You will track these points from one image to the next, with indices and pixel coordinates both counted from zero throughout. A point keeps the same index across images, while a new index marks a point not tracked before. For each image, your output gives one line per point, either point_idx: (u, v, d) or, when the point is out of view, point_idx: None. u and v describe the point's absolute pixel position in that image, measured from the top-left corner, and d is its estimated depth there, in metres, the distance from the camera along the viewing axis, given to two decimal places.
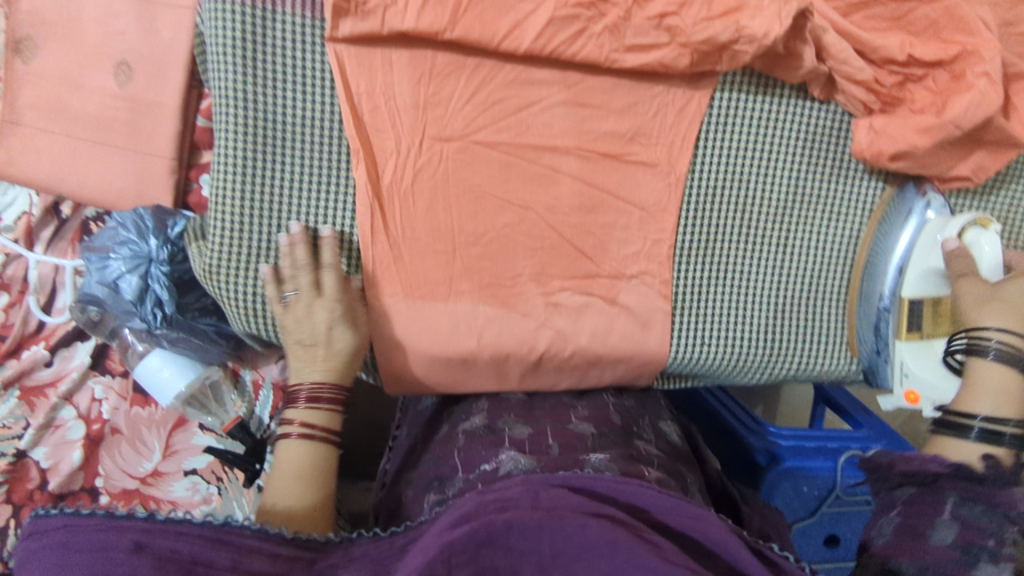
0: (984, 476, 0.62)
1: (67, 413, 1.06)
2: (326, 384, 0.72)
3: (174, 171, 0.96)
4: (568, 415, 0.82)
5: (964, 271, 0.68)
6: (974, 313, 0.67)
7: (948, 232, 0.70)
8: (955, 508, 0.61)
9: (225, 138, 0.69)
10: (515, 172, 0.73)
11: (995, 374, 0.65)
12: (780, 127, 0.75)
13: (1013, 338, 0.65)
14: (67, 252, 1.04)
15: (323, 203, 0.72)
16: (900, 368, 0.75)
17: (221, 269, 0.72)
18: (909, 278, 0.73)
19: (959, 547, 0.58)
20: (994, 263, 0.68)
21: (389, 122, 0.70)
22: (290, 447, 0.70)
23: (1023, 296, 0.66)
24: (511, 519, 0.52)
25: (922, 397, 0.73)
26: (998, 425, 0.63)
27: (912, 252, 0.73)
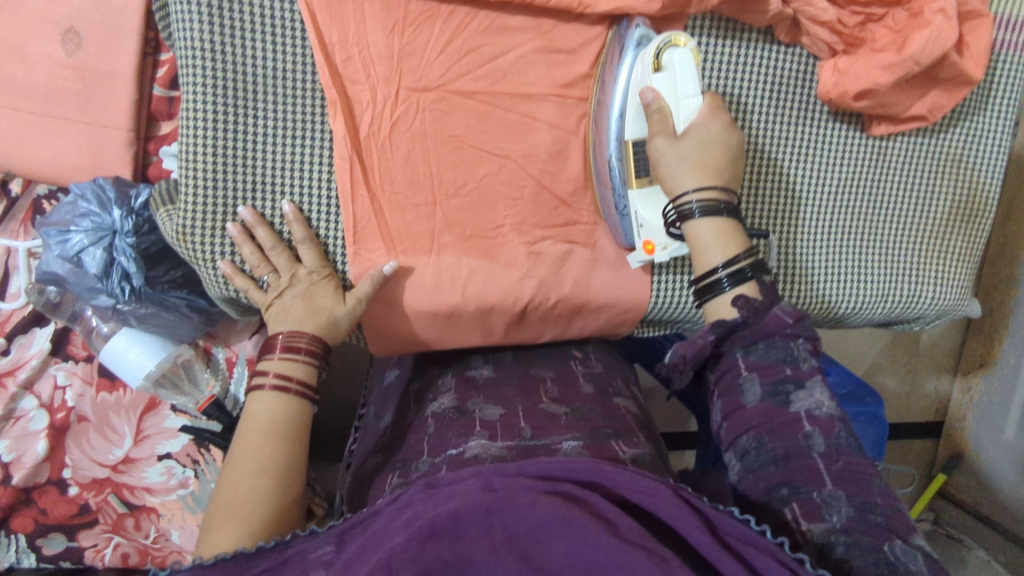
0: (745, 322, 0.64)
1: (29, 403, 1.01)
2: (302, 332, 0.68)
3: (132, 144, 0.91)
4: (538, 395, 0.85)
5: (659, 132, 0.67)
6: (677, 175, 0.68)
7: (647, 59, 0.68)
8: (746, 359, 0.63)
9: (192, 90, 0.67)
10: (493, 121, 0.73)
11: (708, 229, 0.67)
12: (747, 71, 0.77)
13: (708, 193, 0.67)
14: (19, 232, 0.99)
15: (298, 156, 0.70)
16: (635, 219, 0.73)
17: (195, 230, 0.69)
18: (629, 120, 0.70)
19: (766, 394, 0.61)
20: (689, 79, 0.68)
21: (364, 73, 0.69)
22: (265, 400, 0.65)
23: (706, 137, 0.68)
24: (456, 509, 0.48)
25: (657, 245, 0.73)
26: (735, 273, 0.65)
27: (630, 87, 0.70)
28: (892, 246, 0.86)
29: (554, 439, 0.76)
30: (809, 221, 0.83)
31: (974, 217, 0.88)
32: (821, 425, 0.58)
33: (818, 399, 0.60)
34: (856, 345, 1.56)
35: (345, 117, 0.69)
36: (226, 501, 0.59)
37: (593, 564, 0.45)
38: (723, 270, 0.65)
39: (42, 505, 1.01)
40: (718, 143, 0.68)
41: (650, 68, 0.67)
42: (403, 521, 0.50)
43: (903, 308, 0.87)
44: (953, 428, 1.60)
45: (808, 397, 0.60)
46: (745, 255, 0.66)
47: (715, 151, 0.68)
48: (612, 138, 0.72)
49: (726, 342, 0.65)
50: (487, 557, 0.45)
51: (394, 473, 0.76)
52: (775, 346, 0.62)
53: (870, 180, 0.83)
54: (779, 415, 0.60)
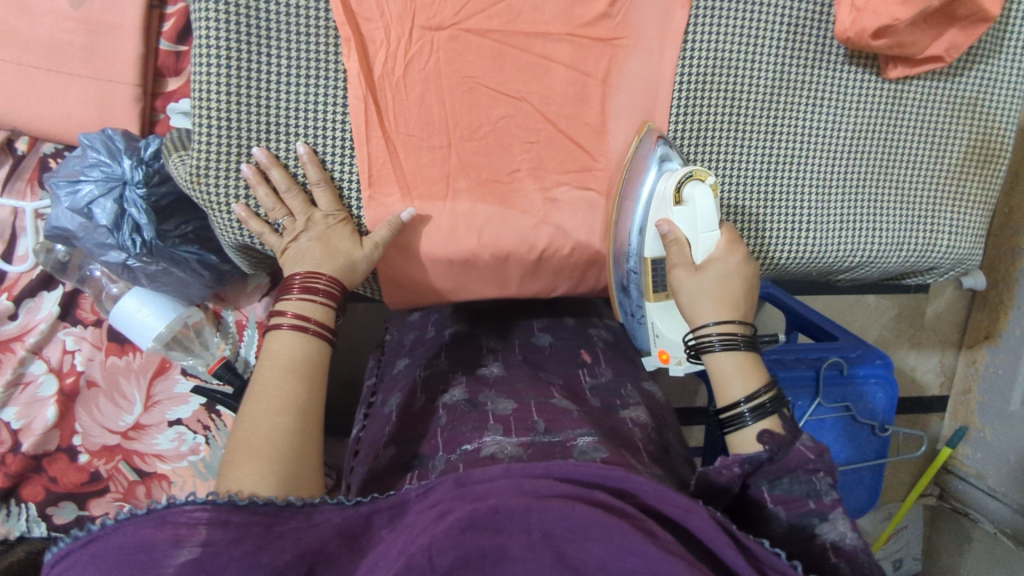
0: (771, 459, 0.54)
1: (37, 368, 1.00)
2: (320, 272, 0.68)
3: (139, 100, 0.91)
4: (550, 392, 0.82)
5: (677, 262, 0.69)
6: (697, 306, 0.67)
7: (666, 189, 0.71)
8: (769, 493, 0.55)
9: (204, 28, 0.66)
10: (507, 63, 0.73)
11: (727, 363, 0.64)
12: (764, 12, 0.76)
13: (726, 326, 0.65)
14: (26, 193, 0.98)
15: (312, 96, 0.70)
16: (652, 329, 0.76)
17: (208, 173, 0.68)
18: (647, 239, 0.73)
19: (790, 526, 0.55)
20: (709, 217, 0.69)
21: (377, 11, 0.69)
22: (285, 338, 0.65)
23: (723, 271, 0.67)
24: (495, 504, 0.46)
25: (672, 356, 0.75)
26: (757, 407, 0.60)
27: (648, 208, 0.73)
28: (909, 193, 0.86)
29: (568, 436, 0.70)
30: (825, 167, 0.82)
31: (989, 163, 0.87)
32: (846, 555, 0.54)
33: (843, 530, 0.54)
34: (863, 318, 1.55)
35: (359, 55, 0.69)
36: (247, 437, 0.58)
37: (631, 573, 0.43)
38: (743, 403, 0.61)
39: (52, 473, 1.00)
40: (738, 275, 0.68)
41: (671, 200, 0.70)
42: (433, 514, 0.48)
43: (920, 256, 0.87)
44: (959, 403, 1.59)
45: (834, 528, 0.55)
46: (765, 389, 0.61)
47: (733, 284, 0.67)
48: (632, 254, 0.76)
49: (754, 475, 0.55)
50: (522, 552, 0.44)
51: (412, 474, 0.71)
52: (797, 480, 0.54)
53: (887, 125, 0.83)
54: (809, 548, 0.55)
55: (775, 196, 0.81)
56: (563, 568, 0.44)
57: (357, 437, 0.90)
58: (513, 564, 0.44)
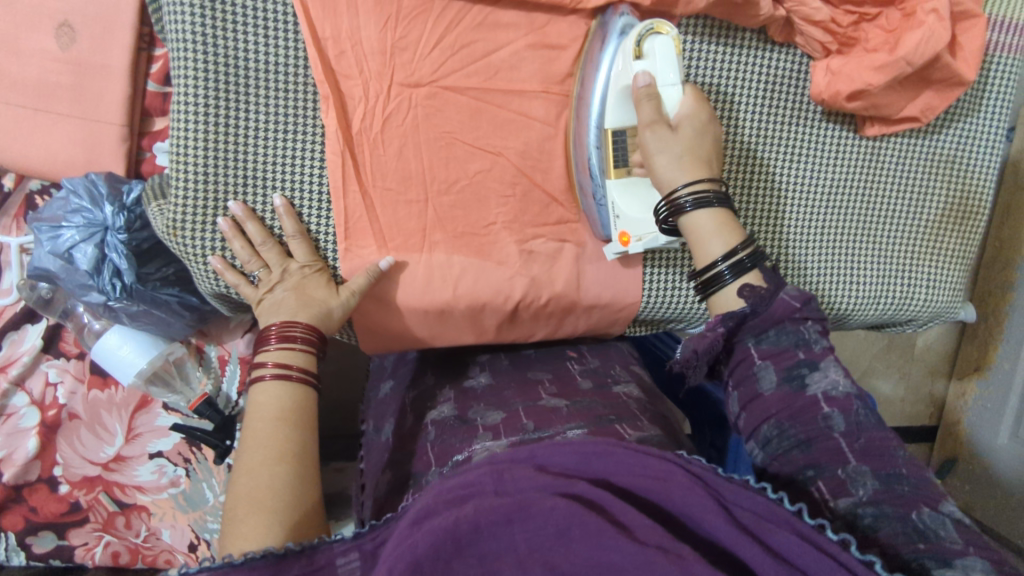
0: (754, 312, 0.57)
1: (20, 400, 1.01)
2: (296, 322, 0.68)
3: (126, 140, 0.92)
4: (538, 393, 0.82)
5: (650, 119, 0.64)
6: (670, 167, 0.64)
7: (630, 42, 0.65)
8: (757, 348, 0.57)
9: (183, 85, 0.66)
10: (485, 117, 0.73)
11: (706, 218, 0.62)
12: (741, 71, 0.77)
13: (701, 184, 0.63)
14: (12, 228, 0.99)
15: (291, 152, 0.70)
16: (613, 210, 0.72)
17: (185, 225, 0.69)
18: (611, 106, 0.68)
19: (779, 380, 0.55)
20: (672, 68, 0.65)
21: (356, 68, 0.69)
22: (268, 389, 0.65)
23: (697, 124, 0.65)
24: (477, 516, 0.45)
25: (632, 236, 0.72)
26: (736, 263, 0.60)
27: (610, 82, 0.68)
28: (887, 248, 0.86)
29: (558, 430, 0.73)
30: (802, 221, 0.83)
31: (967, 218, 0.88)
32: (838, 403, 0.53)
33: (834, 379, 0.54)
34: (852, 348, 1.55)
35: (338, 112, 0.69)
36: (247, 490, 0.58)
37: (611, 568, 0.42)
38: (722, 261, 0.61)
39: (32, 503, 1.01)
40: (707, 130, 0.65)
41: (631, 55, 0.65)
42: (421, 529, 0.47)
43: (897, 309, 0.87)
44: (951, 431, 1.57)
45: (824, 377, 0.54)
46: (743, 245, 0.60)
47: (705, 145, 0.65)
48: (592, 125, 0.70)
49: (734, 334, 0.59)
50: (514, 573, 0.44)
51: (406, 493, 0.71)
52: (785, 331, 0.56)
53: (864, 181, 0.83)
54: (798, 401, 0.54)
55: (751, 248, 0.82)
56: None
57: (359, 470, 0.89)
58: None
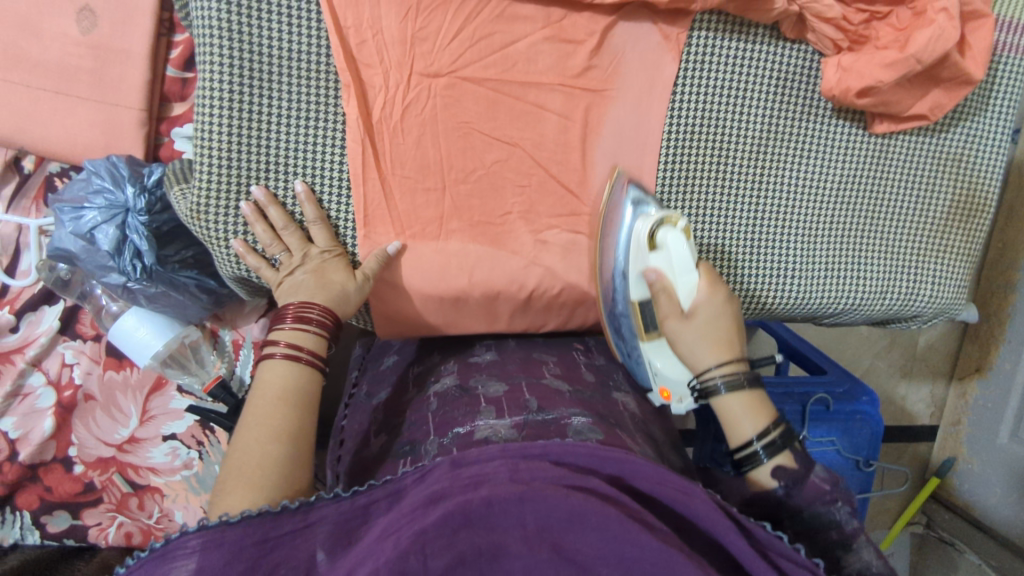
0: (789, 494, 0.64)
1: (36, 380, 1.02)
2: (313, 303, 0.69)
3: (144, 124, 0.93)
4: (541, 372, 0.84)
5: (667, 311, 0.71)
6: (695, 352, 0.70)
7: (642, 234, 0.72)
8: (790, 503, 0.64)
9: (209, 71, 0.68)
10: (501, 108, 0.75)
11: (736, 404, 0.68)
12: (754, 67, 0.78)
13: (728, 365, 0.69)
14: (31, 211, 1.01)
15: (312, 138, 0.72)
16: (650, 367, 0.76)
17: (208, 209, 0.71)
18: (631, 283, 0.73)
19: (804, 521, 0.63)
20: (685, 258, 0.71)
21: (377, 57, 0.70)
22: (275, 367, 0.66)
23: (712, 312, 0.71)
24: (488, 496, 0.49)
25: (673, 394, 0.76)
26: (768, 444, 0.66)
27: (628, 258, 0.73)
28: (892, 244, 0.87)
29: (562, 414, 0.73)
30: (811, 216, 0.84)
31: (972, 217, 0.89)
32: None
33: (847, 519, 0.63)
34: (854, 345, 1.57)
35: (358, 100, 0.71)
36: (239, 464, 0.60)
37: (627, 562, 0.47)
38: (757, 441, 0.66)
39: (47, 483, 1.03)
40: (724, 315, 0.71)
41: (645, 248, 0.71)
42: (429, 502, 0.51)
43: (901, 305, 0.89)
44: (949, 433, 1.59)
45: (860, 558, 0.62)
46: (774, 426, 0.67)
47: (723, 323, 0.71)
48: (620, 298, 0.75)
49: (781, 509, 0.64)
50: (519, 549, 0.47)
51: (404, 459, 0.71)
52: (817, 510, 0.63)
53: (872, 178, 0.85)
54: (823, 541, 0.63)
55: (761, 242, 0.84)
56: (559, 560, 0.47)
57: (340, 425, 0.93)
58: (508, 561, 0.47)
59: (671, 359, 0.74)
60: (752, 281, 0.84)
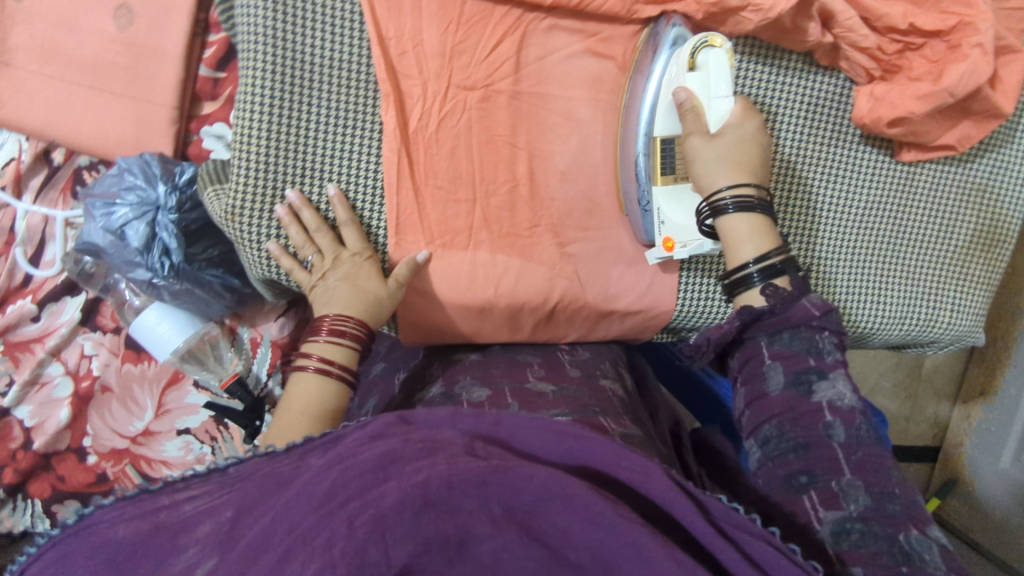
0: (772, 310, 0.66)
1: (54, 369, 1.03)
2: (347, 316, 0.70)
3: (175, 121, 0.94)
4: (525, 375, 0.78)
5: (694, 128, 0.69)
6: (713, 175, 0.70)
7: (682, 56, 0.68)
8: (770, 348, 0.65)
9: (251, 76, 0.69)
10: (534, 121, 0.76)
11: (740, 223, 0.69)
12: (786, 91, 0.79)
13: (742, 189, 0.69)
14: (57, 203, 1.03)
15: (349, 147, 0.73)
16: (658, 216, 0.74)
17: (243, 212, 0.72)
18: (659, 117, 0.71)
19: (789, 381, 0.63)
20: (722, 81, 0.68)
21: (417, 68, 0.72)
22: (306, 380, 0.67)
23: (739, 142, 0.70)
24: (448, 476, 0.45)
25: (676, 241, 0.73)
26: (767, 267, 0.68)
27: (662, 87, 0.71)
28: (913, 271, 0.88)
29: (542, 417, 0.68)
30: (835, 242, 0.85)
31: (993, 248, 0.90)
32: (842, 414, 0.61)
33: (840, 391, 0.62)
34: (858, 363, 1.57)
35: (397, 110, 0.72)
36: None
37: (597, 543, 0.43)
38: (753, 265, 0.68)
39: (60, 472, 1.01)
40: (750, 142, 0.70)
41: (684, 65, 0.68)
42: (378, 469, 0.47)
43: (918, 330, 0.89)
44: (950, 454, 1.57)
45: (832, 387, 0.62)
46: (776, 251, 0.68)
47: (746, 155, 0.70)
48: (641, 135, 0.73)
49: (747, 335, 0.68)
50: (486, 530, 0.44)
51: None
52: (799, 336, 0.65)
53: (897, 206, 0.85)
54: (811, 430, 0.61)
55: (785, 266, 0.84)
56: (529, 541, 0.44)
57: None
58: (479, 544, 0.44)
59: (682, 199, 0.74)
60: None
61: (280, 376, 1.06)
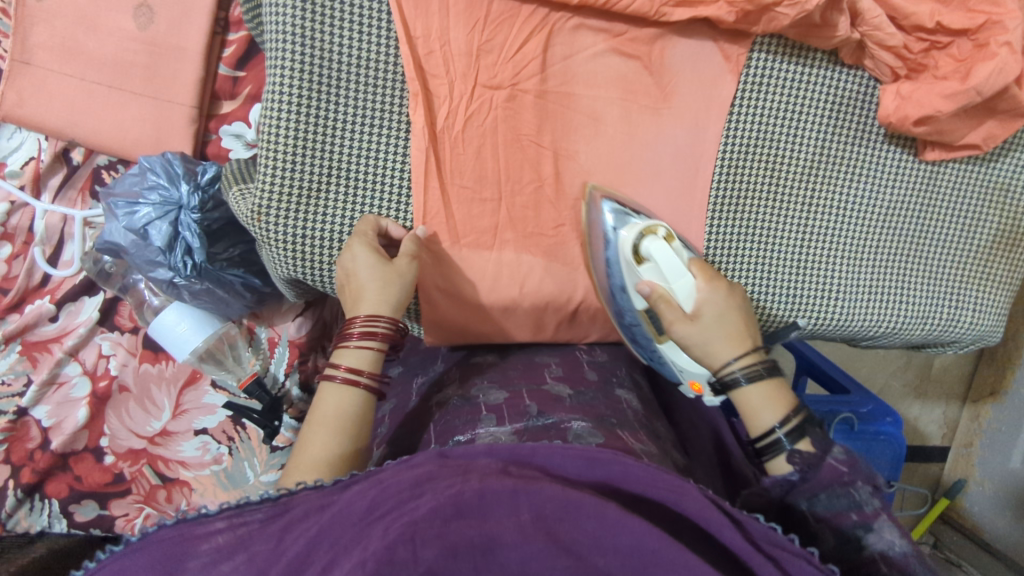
0: (803, 478, 0.57)
1: (72, 369, 1.02)
2: (380, 316, 0.68)
3: (194, 120, 0.94)
4: (542, 377, 0.78)
5: (671, 317, 0.65)
6: (711, 352, 0.64)
7: (628, 250, 0.71)
8: (811, 510, 0.55)
9: (278, 75, 0.69)
10: (559, 120, 0.76)
11: (755, 395, 0.62)
12: (811, 90, 0.78)
13: (748, 359, 0.62)
14: (76, 201, 1.03)
15: (376, 145, 0.73)
16: (675, 364, 0.73)
17: (270, 210, 0.71)
18: (625, 271, 0.72)
19: (801, 468, 0.57)
20: (675, 265, 0.67)
21: (443, 67, 0.72)
22: (334, 390, 0.66)
23: (719, 309, 0.65)
24: (480, 489, 0.45)
25: (702, 386, 0.71)
26: (792, 431, 0.59)
27: (620, 262, 0.73)
28: (934, 270, 0.88)
29: (562, 419, 0.67)
30: (858, 241, 0.84)
31: (1016, 247, 0.90)
32: (898, 565, 0.51)
33: (892, 540, 0.52)
34: (869, 363, 1.56)
35: (425, 109, 0.72)
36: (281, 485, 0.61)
37: (627, 549, 0.43)
38: (778, 429, 0.60)
39: (78, 472, 1.00)
40: (734, 308, 0.65)
41: (631, 261, 0.70)
42: (415, 488, 0.48)
43: (940, 329, 0.88)
44: (959, 455, 1.56)
45: (881, 538, 0.52)
46: (795, 413, 0.60)
47: (733, 321, 0.65)
48: (627, 307, 0.75)
49: (790, 494, 0.57)
50: (515, 538, 0.43)
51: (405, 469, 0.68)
52: (841, 495, 0.55)
53: (919, 204, 0.85)
54: (857, 562, 0.53)
55: (808, 265, 0.83)
56: (558, 550, 0.43)
57: None
58: (506, 552, 0.43)
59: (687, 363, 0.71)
60: (800, 305, 0.83)
61: (298, 375, 1.06)
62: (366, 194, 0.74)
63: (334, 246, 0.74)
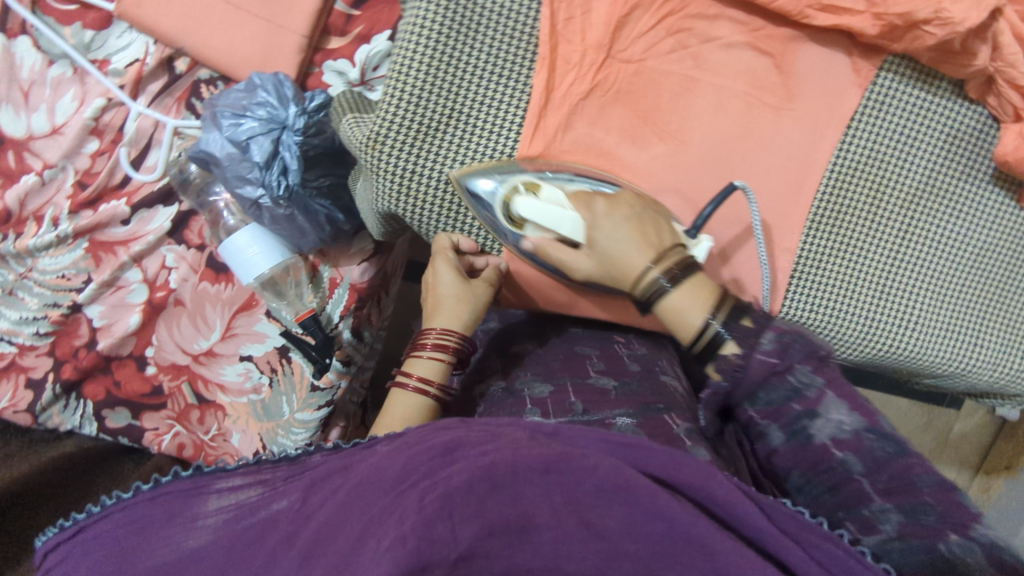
0: (736, 385, 0.58)
1: (132, 275, 1.02)
2: (453, 330, 0.70)
3: (302, 50, 0.95)
4: (585, 369, 0.75)
5: (569, 256, 0.67)
6: (629, 268, 0.65)
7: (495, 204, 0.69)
8: (756, 411, 0.58)
9: (423, 8, 0.71)
10: (679, 102, 0.76)
11: (675, 299, 0.63)
12: (931, 119, 0.79)
13: (665, 261, 0.64)
14: (171, 109, 1.04)
15: (499, 96, 0.73)
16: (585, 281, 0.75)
17: (386, 140, 0.71)
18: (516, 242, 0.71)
19: (789, 438, 0.56)
20: (552, 212, 0.65)
21: (579, 36, 0.73)
22: (407, 398, 0.66)
23: (608, 229, 0.66)
24: (513, 461, 0.43)
25: None
26: (725, 319, 0.60)
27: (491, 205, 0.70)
28: (1014, 320, 0.87)
29: (607, 415, 0.66)
30: (947, 278, 0.83)
31: None
32: (850, 446, 0.53)
33: (838, 419, 0.54)
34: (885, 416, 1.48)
35: (549, 72, 0.73)
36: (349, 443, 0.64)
37: (657, 537, 0.41)
38: (712, 320, 0.60)
39: (118, 377, 1.01)
40: (633, 224, 0.66)
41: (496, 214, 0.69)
42: (445, 454, 0.46)
43: (1011, 382, 0.88)
44: None
45: (829, 421, 0.55)
46: (712, 303, 0.61)
47: (626, 230, 0.66)
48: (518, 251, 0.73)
49: (729, 401, 0.60)
50: (548, 521, 0.41)
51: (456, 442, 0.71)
52: (774, 392, 0.57)
53: (1011, 251, 0.85)
54: (808, 453, 0.55)
55: (896, 293, 0.82)
56: (587, 534, 0.41)
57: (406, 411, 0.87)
58: (540, 533, 0.41)
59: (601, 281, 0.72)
60: (880, 330, 0.82)
61: (352, 319, 1.03)
62: (479, 142, 0.74)
63: (439, 187, 0.74)
